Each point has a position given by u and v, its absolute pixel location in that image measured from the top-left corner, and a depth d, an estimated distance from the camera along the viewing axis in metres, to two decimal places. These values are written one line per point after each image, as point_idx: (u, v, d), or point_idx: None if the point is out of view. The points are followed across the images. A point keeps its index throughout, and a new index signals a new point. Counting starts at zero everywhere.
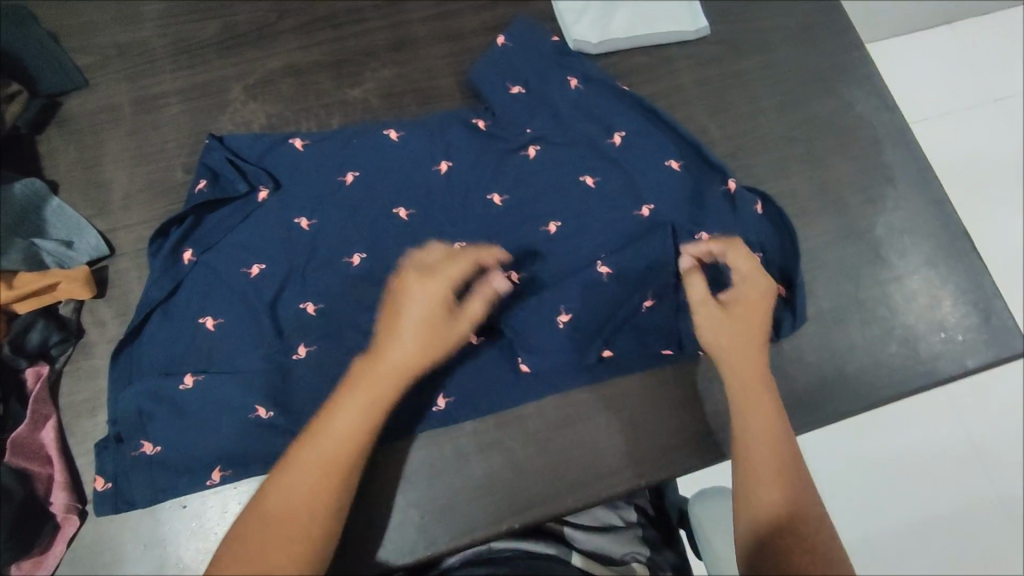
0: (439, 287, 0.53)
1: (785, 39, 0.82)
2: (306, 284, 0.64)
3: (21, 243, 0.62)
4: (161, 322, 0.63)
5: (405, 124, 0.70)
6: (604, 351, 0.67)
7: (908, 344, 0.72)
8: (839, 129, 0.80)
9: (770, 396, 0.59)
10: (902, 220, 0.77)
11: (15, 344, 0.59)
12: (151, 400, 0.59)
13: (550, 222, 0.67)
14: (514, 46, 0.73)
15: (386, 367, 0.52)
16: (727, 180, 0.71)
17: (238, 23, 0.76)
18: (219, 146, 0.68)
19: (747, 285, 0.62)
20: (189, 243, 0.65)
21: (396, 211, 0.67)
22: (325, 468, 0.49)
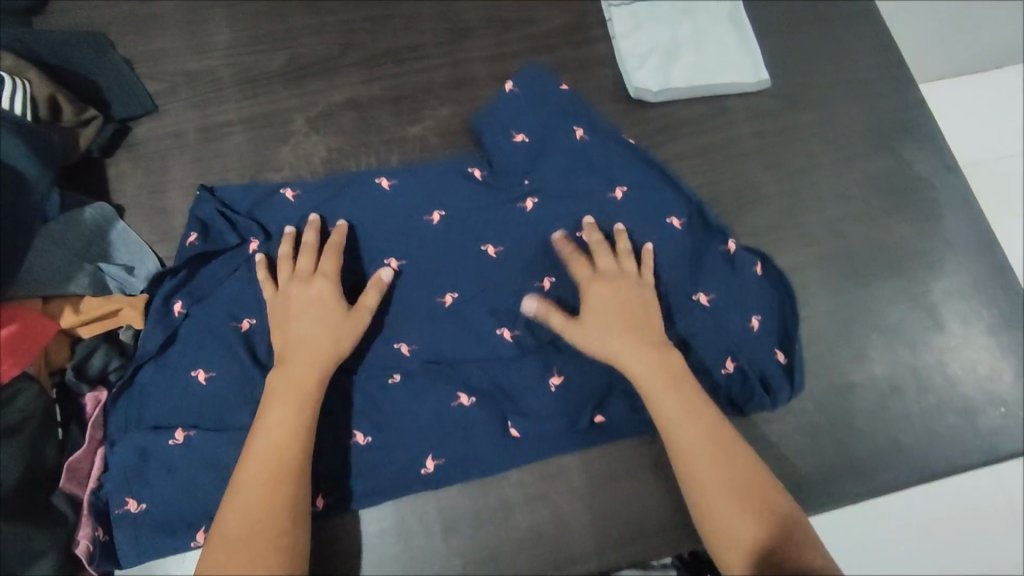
0: (326, 281, 0.64)
1: (845, 93, 0.81)
2: (392, 326, 0.68)
3: (90, 267, 0.63)
4: (155, 372, 0.64)
5: (396, 171, 0.72)
6: (595, 417, 0.67)
7: (967, 417, 0.70)
8: (898, 189, 0.78)
9: (704, 410, 0.60)
10: (964, 284, 0.75)
11: (78, 367, 0.62)
12: (138, 455, 0.61)
13: (544, 278, 0.71)
14: (522, 94, 0.75)
15: (306, 361, 0.60)
16: (728, 241, 0.72)
17: (302, 55, 0.78)
18: (209, 198, 0.69)
19: (597, 283, 0.66)
20: (181, 294, 0.66)
21: (388, 262, 0.70)
22: (274, 466, 0.55)
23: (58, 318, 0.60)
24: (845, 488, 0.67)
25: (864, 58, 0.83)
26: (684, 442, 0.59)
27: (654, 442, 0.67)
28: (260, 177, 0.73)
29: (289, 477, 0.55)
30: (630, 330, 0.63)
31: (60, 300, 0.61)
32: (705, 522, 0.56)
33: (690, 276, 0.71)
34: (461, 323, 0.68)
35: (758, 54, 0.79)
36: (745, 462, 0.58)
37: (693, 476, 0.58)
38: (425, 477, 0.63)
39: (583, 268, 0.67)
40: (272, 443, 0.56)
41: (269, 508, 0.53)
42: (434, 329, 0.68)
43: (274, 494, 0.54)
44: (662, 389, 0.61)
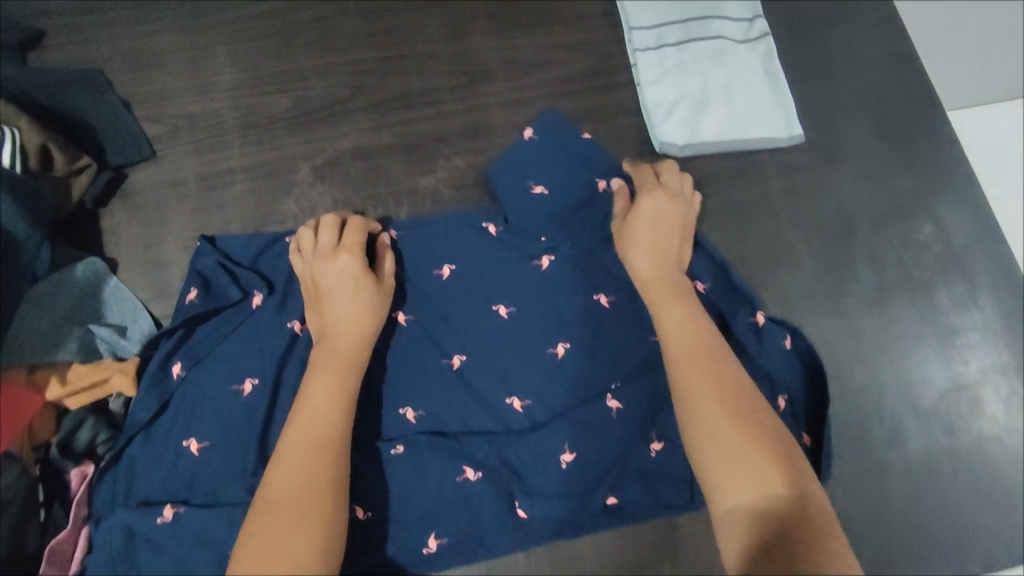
0: (351, 255, 0.61)
1: (881, 150, 0.77)
2: (397, 391, 0.64)
3: (78, 330, 0.60)
4: (147, 443, 0.60)
5: (404, 224, 0.69)
6: (608, 498, 0.62)
7: (1008, 508, 0.66)
8: (937, 256, 0.73)
9: (725, 368, 0.57)
10: (1005, 360, 0.70)
11: (63, 443, 0.58)
12: (123, 535, 0.57)
13: (558, 343, 0.66)
14: (541, 141, 0.71)
15: (346, 334, 0.58)
16: (756, 312, 0.68)
17: (310, 98, 0.74)
18: (209, 249, 0.65)
19: (657, 189, 0.66)
20: (178, 355, 0.63)
21: (395, 316, 0.66)
22: (319, 436, 0.53)
23: (44, 390, 0.57)
24: None
25: (904, 111, 0.78)
26: (700, 397, 0.55)
27: (673, 529, 0.63)
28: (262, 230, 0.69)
29: (339, 450, 0.53)
30: (669, 268, 0.63)
31: (47, 369, 0.58)
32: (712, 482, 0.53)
33: None
34: (469, 391, 0.65)
35: (792, 107, 0.75)
36: (764, 423, 0.54)
37: (702, 433, 0.54)
38: (428, 556, 0.61)
39: (647, 175, 0.67)
40: (317, 413, 0.54)
41: (316, 481, 0.51)
42: (441, 396, 0.64)
43: (322, 466, 0.52)
44: (683, 338, 0.59)
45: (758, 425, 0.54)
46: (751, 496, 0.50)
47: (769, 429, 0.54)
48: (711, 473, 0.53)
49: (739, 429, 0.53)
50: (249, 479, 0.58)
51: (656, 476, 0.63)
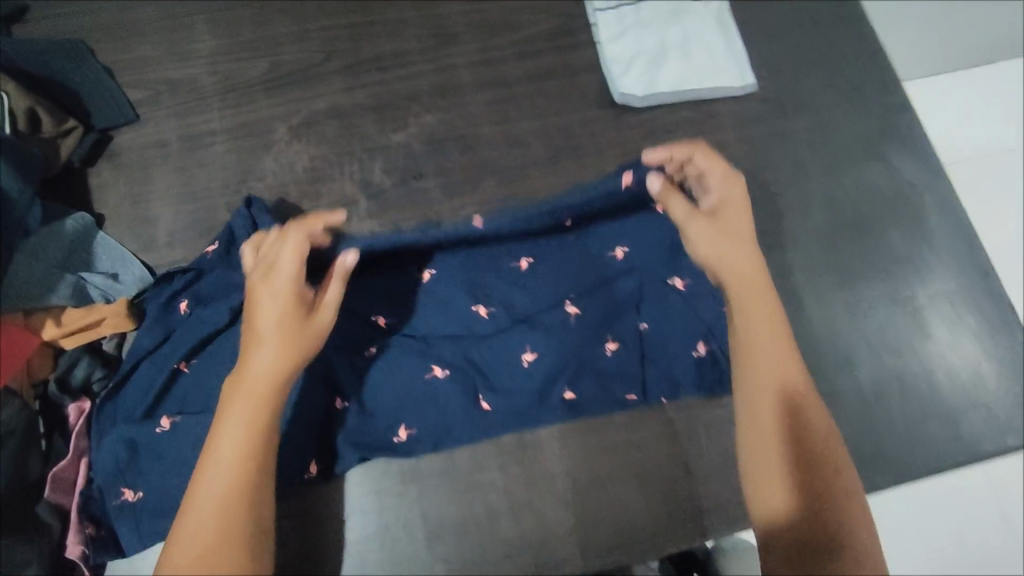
0: (282, 281, 0.55)
1: (830, 97, 0.80)
2: (370, 302, 0.68)
3: (71, 277, 0.63)
4: (148, 368, 0.64)
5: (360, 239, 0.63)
6: (566, 394, 0.67)
7: (949, 421, 0.70)
8: (883, 195, 0.77)
9: (780, 385, 0.58)
10: (950, 287, 0.75)
11: (60, 379, 0.62)
12: (126, 447, 0.61)
13: (523, 257, 0.71)
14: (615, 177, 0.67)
15: (261, 376, 0.53)
16: None
17: (284, 62, 0.77)
18: (246, 214, 0.67)
19: (733, 186, 0.63)
20: (186, 294, 0.66)
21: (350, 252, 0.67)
22: (229, 489, 0.50)
23: (40, 332, 0.61)
24: None
25: (855, 64, 0.82)
26: (766, 398, 0.57)
27: (639, 447, 0.67)
28: (244, 185, 0.72)
29: (253, 501, 0.50)
30: (751, 265, 0.61)
31: (42, 313, 0.61)
32: (761, 496, 0.55)
33: (668, 260, 0.71)
34: (436, 302, 0.68)
35: (743, 58, 0.79)
36: (815, 441, 0.56)
37: (757, 434, 0.56)
38: (397, 445, 0.64)
39: (717, 175, 0.63)
40: (227, 465, 0.50)
41: (229, 538, 0.48)
42: (412, 304, 0.69)
43: (230, 522, 0.49)
44: (763, 346, 0.59)
45: (813, 442, 0.56)
46: (790, 510, 0.53)
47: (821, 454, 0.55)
48: (761, 490, 0.55)
49: (791, 435, 0.56)
50: None
51: (610, 375, 0.68)
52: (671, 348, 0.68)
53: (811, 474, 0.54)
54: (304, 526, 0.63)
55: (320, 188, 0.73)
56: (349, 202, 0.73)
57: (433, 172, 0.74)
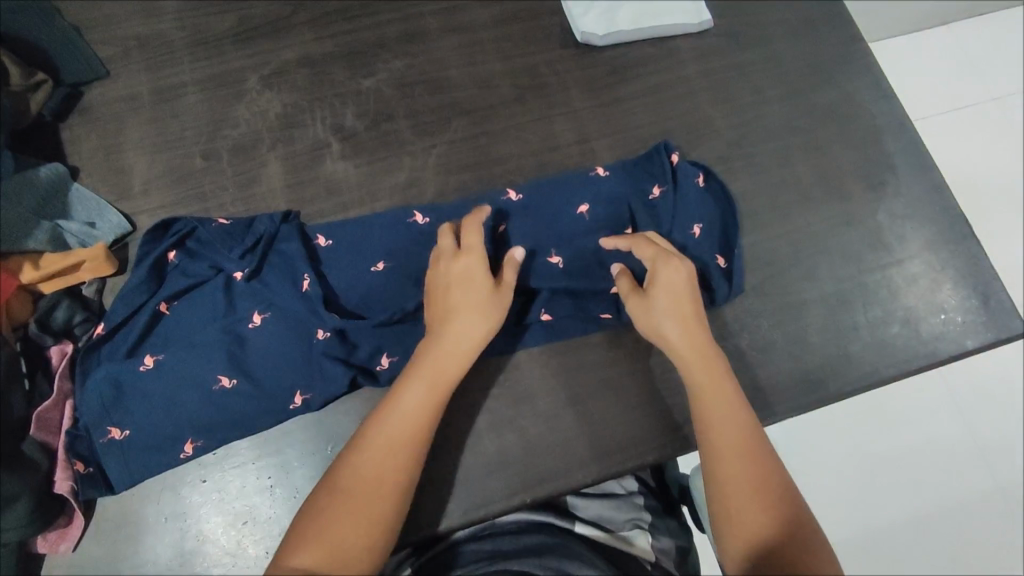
0: (471, 260, 0.61)
1: (786, 32, 0.83)
2: (353, 240, 0.68)
3: (48, 224, 0.64)
4: (127, 309, 0.64)
5: (332, 228, 0.69)
6: (543, 315, 0.69)
7: (910, 326, 0.74)
8: (839, 120, 0.80)
9: (737, 425, 0.57)
10: (905, 203, 0.78)
11: (41, 322, 0.62)
12: (111, 385, 0.61)
13: (510, 192, 0.72)
14: (615, 175, 0.73)
15: (448, 345, 0.58)
16: (671, 154, 0.74)
17: (252, 16, 0.77)
18: (281, 220, 0.68)
19: (672, 259, 0.64)
20: (180, 248, 0.67)
21: (316, 239, 0.68)
22: (400, 436, 0.54)
23: (19, 275, 0.61)
24: (800, 398, 0.70)
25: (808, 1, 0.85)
26: (719, 430, 0.57)
27: (616, 364, 0.69)
28: (216, 134, 0.73)
29: (419, 452, 0.54)
30: (695, 336, 0.62)
31: (20, 257, 0.62)
32: (732, 524, 0.53)
33: (635, 185, 0.73)
34: (418, 241, 0.69)
35: None
36: (771, 476, 0.54)
37: (716, 474, 0.55)
38: (380, 374, 0.65)
39: (651, 249, 0.65)
40: (406, 415, 0.55)
41: (389, 474, 0.52)
42: (405, 243, 0.69)
43: (397, 468, 0.53)
44: (719, 404, 0.58)
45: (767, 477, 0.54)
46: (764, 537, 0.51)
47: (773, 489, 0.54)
48: (728, 522, 0.53)
49: (748, 457, 0.55)
50: (223, 324, 0.64)
51: (585, 298, 0.70)
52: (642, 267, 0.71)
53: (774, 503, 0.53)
54: (289, 455, 0.64)
55: (293, 134, 0.73)
56: (322, 146, 0.73)
57: (405, 114, 0.75)
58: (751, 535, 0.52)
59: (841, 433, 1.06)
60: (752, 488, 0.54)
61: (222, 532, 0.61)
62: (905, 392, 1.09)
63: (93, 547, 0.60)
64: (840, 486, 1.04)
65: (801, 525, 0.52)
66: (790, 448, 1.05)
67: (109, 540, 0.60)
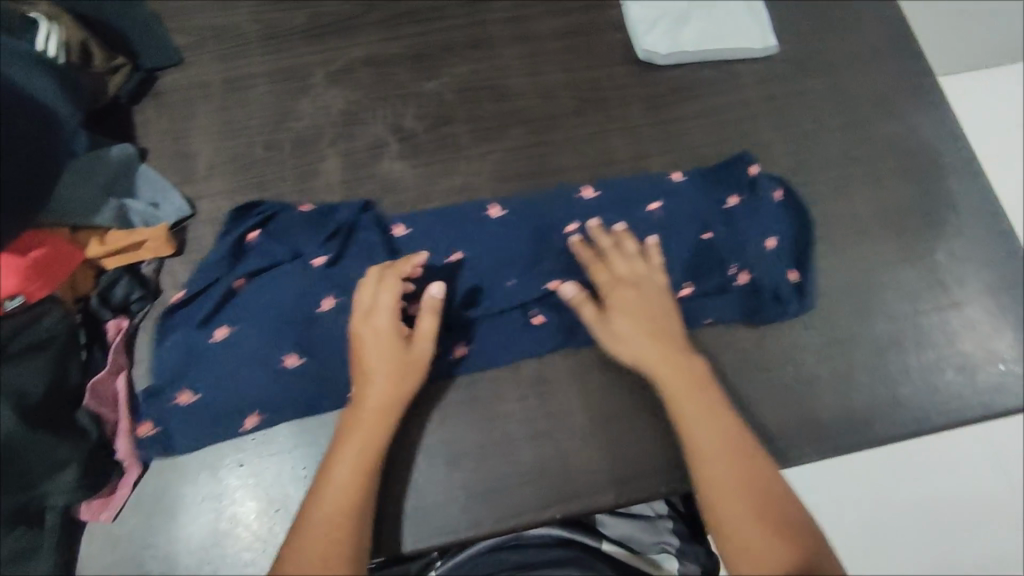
0: (387, 322, 0.61)
1: (853, 61, 0.82)
2: (430, 230, 0.71)
3: (114, 202, 0.66)
4: (202, 282, 0.66)
5: (411, 216, 0.71)
6: None
7: (965, 372, 0.71)
8: (903, 155, 0.78)
9: (722, 429, 0.59)
10: (967, 246, 0.75)
11: (101, 296, 0.65)
12: (184, 350, 0.64)
13: (586, 189, 0.74)
14: (691, 182, 0.75)
15: (370, 407, 0.59)
16: (750, 166, 0.75)
17: (324, 13, 0.79)
18: (365, 210, 0.70)
19: (622, 287, 0.66)
20: (260, 227, 0.69)
21: (392, 228, 0.70)
22: (343, 509, 0.55)
23: (84, 249, 0.63)
24: (845, 437, 0.68)
25: (879, 31, 0.83)
26: (706, 437, 0.59)
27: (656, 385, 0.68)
28: (280, 125, 0.74)
29: (359, 520, 0.55)
30: (669, 356, 0.63)
31: (87, 231, 0.64)
32: (735, 534, 0.55)
33: (710, 193, 0.74)
34: (492, 235, 0.71)
35: (767, 21, 0.81)
36: (761, 473, 0.58)
37: (711, 484, 0.57)
38: (451, 361, 0.66)
39: (602, 272, 0.67)
40: (340, 484, 0.56)
41: (333, 551, 0.53)
42: (482, 235, 0.71)
43: (341, 539, 0.54)
44: (699, 423, 0.60)
45: (758, 477, 0.58)
46: (769, 545, 0.54)
47: (767, 490, 0.57)
48: (732, 533, 0.55)
49: (736, 458, 0.58)
50: (299, 302, 0.66)
51: None
52: (713, 272, 0.72)
53: (769, 502, 0.56)
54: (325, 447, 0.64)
55: (353, 130, 0.74)
56: (380, 145, 0.74)
57: (463, 119, 0.75)
58: (754, 543, 0.54)
59: (880, 476, 1.02)
60: (746, 491, 0.56)
61: (255, 517, 0.62)
62: (949, 440, 1.05)
63: (131, 521, 0.61)
64: (873, 530, 1.01)
65: (795, 517, 0.56)
66: (821, 483, 1.02)
67: (147, 514, 0.62)
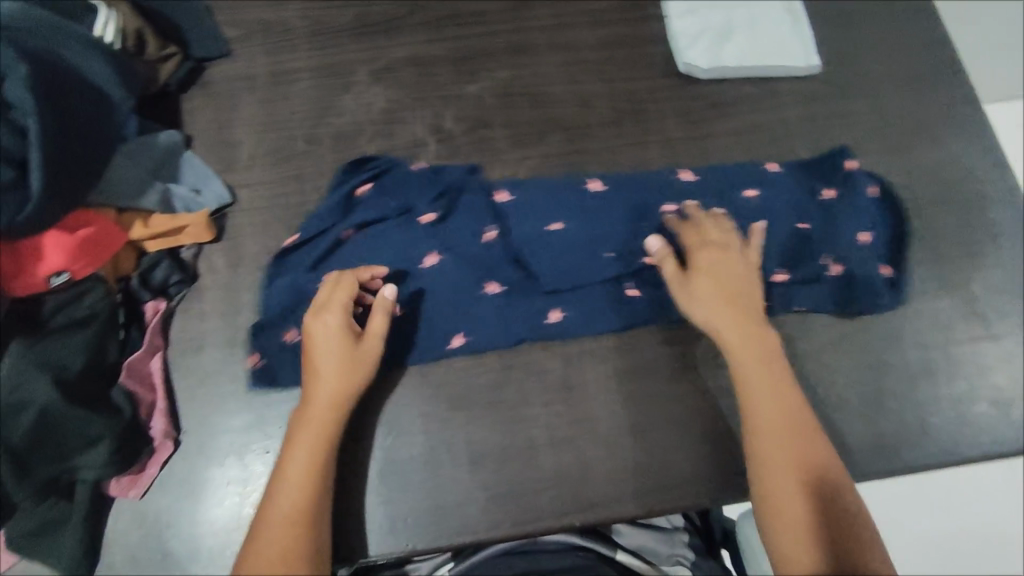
0: (338, 321, 0.61)
1: (897, 85, 0.81)
2: (531, 199, 0.72)
3: (158, 186, 0.67)
4: (316, 231, 0.69)
5: (515, 185, 0.73)
6: None
7: (998, 407, 0.70)
8: (944, 182, 0.77)
9: (784, 404, 0.61)
10: (1006, 278, 0.74)
11: (142, 278, 0.66)
12: (295, 292, 0.67)
13: (684, 172, 0.75)
14: (787, 173, 0.75)
15: (319, 404, 0.59)
16: (847, 161, 0.76)
17: (372, 13, 0.80)
18: (474, 177, 0.73)
19: (708, 252, 0.66)
20: (374, 181, 0.72)
21: (496, 193, 0.72)
22: (299, 508, 0.56)
23: (128, 230, 0.65)
24: (872, 464, 0.67)
25: (925, 57, 0.82)
26: (766, 409, 0.61)
27: (682, 399, 0.68)
28: (322, 120, 0.76)
29: (314, 518, 0.56)
30: (744, 325, 0.64)
31: (133, 213, 0.66)
32: (778, 505, 0.57)
33: (807, 183, 0.75)
34: (587, 208, 0.72)
35: (811, 41, 0.80)
36: (817, 452, 0.59)
37: (763, 454, 0.59)
38: (547, 327, 0.68)
39: (692, 234, 0.68)
40: (294, 483, 0.56)
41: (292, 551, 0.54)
42: (582, 208, 0.72)
43: (299, 538, 0.54)
44: (765, 395, 0.61)
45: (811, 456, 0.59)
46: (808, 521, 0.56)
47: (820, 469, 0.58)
48: (776, 503, 0.57)
49: (794, 434, 0.60)
50: (408, 258, 0.69)
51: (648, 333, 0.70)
52: (808, 261, 0.72)
53: (819, 481, 0.58)
54: (350, 439, 0.64)
55: (394, 129, 0.75)
56: (419, 144, 0.75)
57: (502, 123, 0.76)
58: (796, 515, 0.56)
59: None
60: (798, 466, 0.58)
61: None
62: None
63: (156, 501, 0.62)
64: None
65: (844, 500, 0.57)
66: None
67: (172, 495, 0.62)
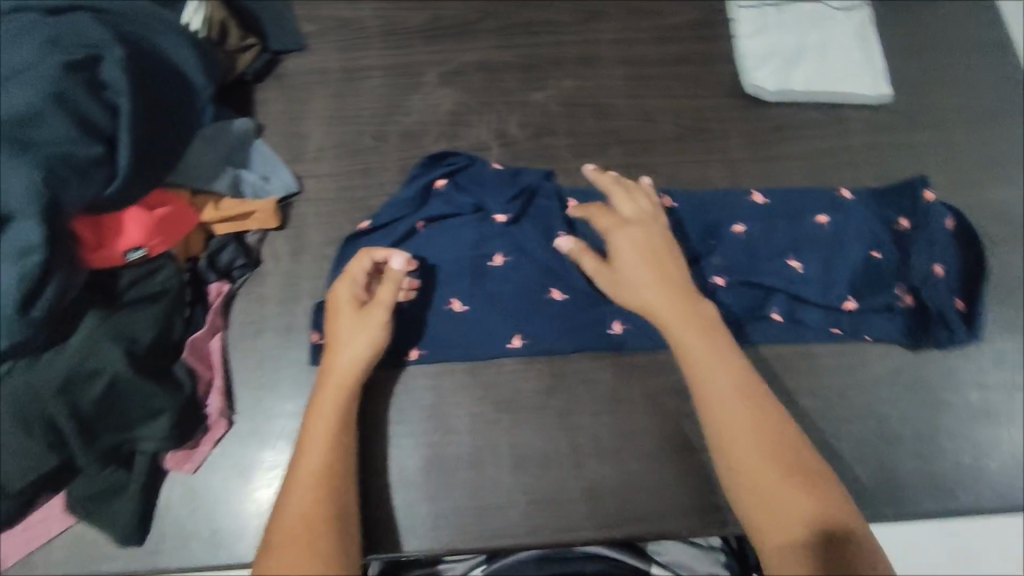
0: (348, 289, 0.62)
1: (968, 120, 0.79)
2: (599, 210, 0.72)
3: (230, 171, 0.69)
4: (388, 221, 0.70)
5: (584, 193, 0.73)
6: (775, 315, 0.70)
7: None
8: (1013, 221, 0.75)
9: (736, 394, 0.56)
10: None
11: (209, 259, 0.68)
12: None
13: (755, 193, 0.74)
14: (861, 200, 0.74)
15: (335, 371, 0.60)
16: (925, 192, 0.74)
17: (444, 17, 0.81)
18: (548, 184, 0.73)
19: (625, 230, 0.63)
20: (450, 176, 0.72)
21: (567, 201, 0.73)
22: (320, 471, 0.55)
23: (200, 212, 0.67)
24: (923, 503, 0.65)
25: (999, 93, 0.81)
26: (715, 402, 0.56)
27: None
28: (389, 118, 0.77)
29: (335, 482, 0.55)
30: (672, 305, 0.60)
31: (205, 196, 0.68)
32: (757, 507, 0.51)
33: (883, 211, 0.74)
34: None
35: (882, 69, 0.79)
36: (788, 445, 0.53)
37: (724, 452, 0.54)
38: (610, 336, 0.68)
39: (594, 208, 0.66)
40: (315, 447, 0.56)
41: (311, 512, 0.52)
42: None
43: (318, 499, 0.53)
44: (715, 386, 0.56)
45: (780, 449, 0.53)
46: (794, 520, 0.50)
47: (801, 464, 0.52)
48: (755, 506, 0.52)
49: (755, 425, 0.54)
50: (476, 255, 0.70)
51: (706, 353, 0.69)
52: (881, 290, 0.70)
53: (798, 476, 0.52)
54: (399, 432, 0.65)
55: (458, 131, 0.77)
56: (482, 148, 0.76)
57: (565, 132, 0.77)
58: (777, 516, 0.50)
59: None
60: (773, 460, 0.52)
61: None
62: None
63: (206, 476, 0.64)
64: None
65: (830, 495, 0.51)
66: None
67: (222, 472, 0.64)
